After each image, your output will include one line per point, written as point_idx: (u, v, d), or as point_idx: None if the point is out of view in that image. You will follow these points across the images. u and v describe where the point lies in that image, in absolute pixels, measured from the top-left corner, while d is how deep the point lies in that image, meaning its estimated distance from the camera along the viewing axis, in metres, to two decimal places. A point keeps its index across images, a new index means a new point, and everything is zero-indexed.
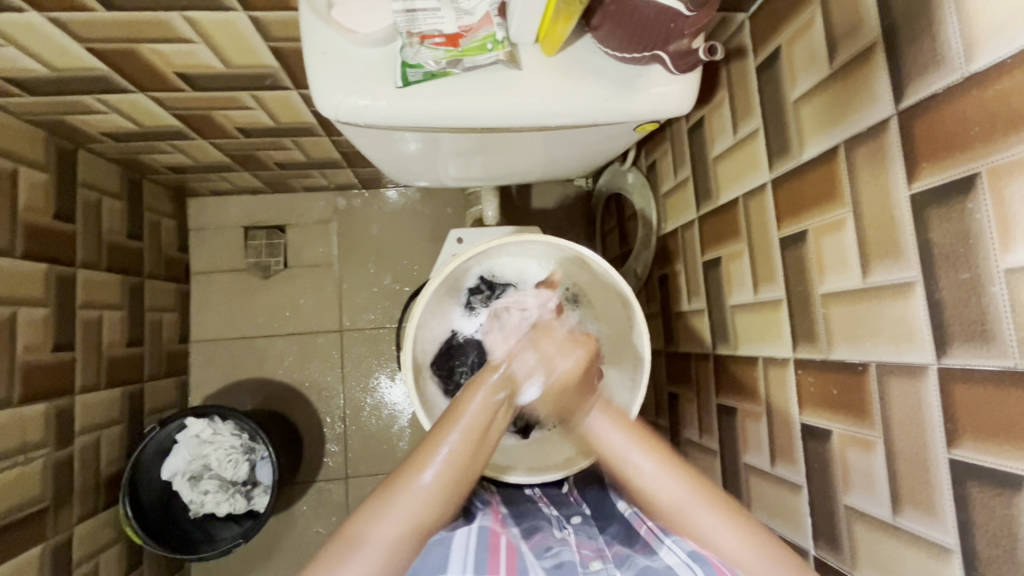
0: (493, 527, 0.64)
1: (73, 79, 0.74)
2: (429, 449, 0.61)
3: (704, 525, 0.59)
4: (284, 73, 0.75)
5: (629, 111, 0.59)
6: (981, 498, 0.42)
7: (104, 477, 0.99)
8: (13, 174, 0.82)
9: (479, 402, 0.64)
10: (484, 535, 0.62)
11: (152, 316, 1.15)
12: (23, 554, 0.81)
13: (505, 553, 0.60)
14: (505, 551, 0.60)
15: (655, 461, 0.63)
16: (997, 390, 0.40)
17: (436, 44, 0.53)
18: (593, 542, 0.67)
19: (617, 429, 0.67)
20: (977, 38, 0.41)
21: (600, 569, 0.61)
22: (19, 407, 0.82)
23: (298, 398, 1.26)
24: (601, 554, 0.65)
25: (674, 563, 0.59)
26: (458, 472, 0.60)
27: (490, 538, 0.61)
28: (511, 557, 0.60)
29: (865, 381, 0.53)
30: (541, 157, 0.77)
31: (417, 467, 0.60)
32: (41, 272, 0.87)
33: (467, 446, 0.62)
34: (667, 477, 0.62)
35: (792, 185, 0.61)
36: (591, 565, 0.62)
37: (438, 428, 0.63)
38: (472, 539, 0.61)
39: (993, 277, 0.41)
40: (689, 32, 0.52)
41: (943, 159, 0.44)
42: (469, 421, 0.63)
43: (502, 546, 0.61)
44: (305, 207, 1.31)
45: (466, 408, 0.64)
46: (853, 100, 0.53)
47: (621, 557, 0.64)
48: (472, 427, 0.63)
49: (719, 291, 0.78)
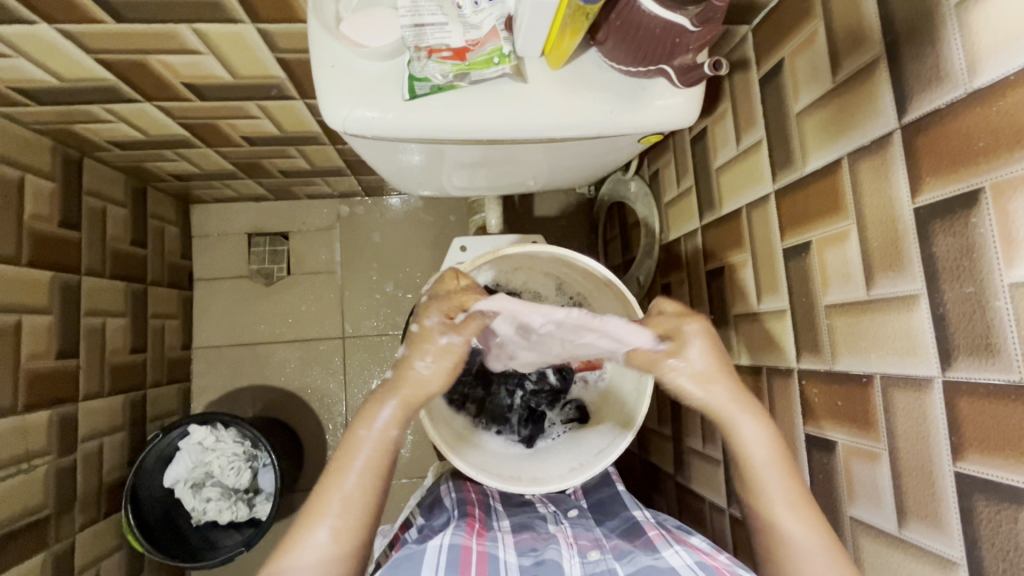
0: (465, 542, 0.59)
1: (81, 90, 0.75)
2: (323, 504, 0.57)
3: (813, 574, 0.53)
4: (291, 83, 0.76)
5: (634, 123, 0.59)
6: (987, 514, 0.42)
7: (106, 483, 0.99)
8: (19, 182, 0.83)
9: (369, 438, 0.60)
10: (455, 551, 0.57)
11: (156, 323, 1.15)
12: (25, 563, 0.81)
13: (478, 562, 0.57)
14: (478, 561, 0.56)
15: (800, 512, 0.56)
16: (1003, 404, 0.41)
17: (443, 58, 0.54)
18: (588, 533, 0.66)
19: (767, 449, 0.60)
20: (980, 55, 0.41)
21: (597, 558, 0.60)
22: (22, 415, 0.82)
23: (300, 405, 1.26)
24: (598, 544, 0.63)
25: (679, 566, 0.54)
26: (360, 514, 0.58)
27: (461, 552, 0.57)
28: (485, 566, 0.56)
29: (869, 393, 0.53)
30: (546, 168, 0.77)
31: (312, 523, 0.57)
32: (46, 280, 0.88)
33: (365, 487, 0.59)
34: (800, 524, 0.56)
35: (795, 197, 0.62)
36: (589, 556, 0.60)
37: (330, 470, 0.59)
38: (441, 556, 0.56)
39: (997, 292, 0.41)
40: (694, 46, 0.53)
41: (946, 175, 0.44)
42: (365, 460, 0.59)
43: (474, 558, 0.57)
44: (308, 214, 1.31)
45: (364, 438, 0.60)
46: (857, 113, 0.53)
47: (621, 550, 0.61)
48: (372, 462, 0.60)
49: (723, 301, 0.78)
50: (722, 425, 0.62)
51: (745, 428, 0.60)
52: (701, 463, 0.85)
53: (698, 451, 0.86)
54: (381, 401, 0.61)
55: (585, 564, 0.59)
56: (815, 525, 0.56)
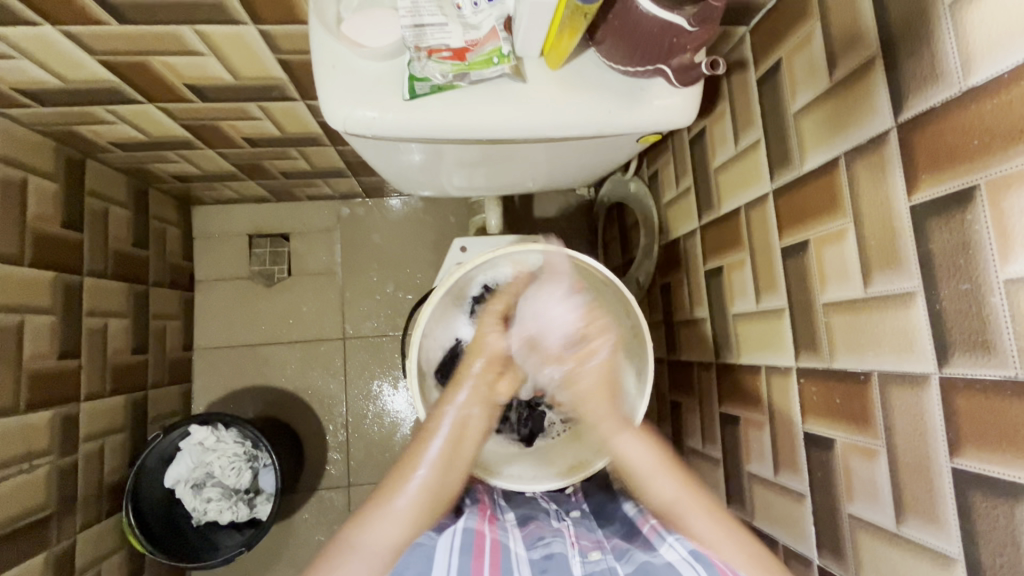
0: (478, 528, 0.63)
1: (84, 91, 0.75)
2: (404, 475, 0.60)
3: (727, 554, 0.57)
4: (292, 84, 0.76)
5: (632, 122, 0.59)
6: (984, 508, 0.43)
7: (108, 483, 0.99)
8: (22, 183, 0.83)
9: (448, 424, 0.63)
10: (469, 536, 0.61)
11: (157, 324, 1.16)
12: (26, 562, 0.81)
13: (491, 551, 0.60)
14: (490, 549, 0.60)
15: (678, 483, 0.63)
16: (999, 400, 0.41)
17: (443, 58, 0.54)
18: (591, 534, 0.68)
19: (650, 456, 0.65)
20: (974, 53, 0.42)
21: (598, 558, 0.62)
22: (24, 415, 0.82)
23: (301, 405, 1.26)
24: (599, 545, 0.65)
25: (676, 561, 0.57)
26: (436, 493, 0.61)
27: (475, 539, 0.61)
28: (497, 553, 0.60)
29: (867, 390, 0.53)
30: (545, 167, 0.78)
31: (394, 491, 0.60)
32: (48, 281, 0.88)
33: (444, 470, 0.62)
34: (676, 488, 0.63)
35: (794, 196, 0.62)
36: (590, 556, 0.62)
37: (410, 453, 0.62)
38: (455, 540, 0.60)
39: (992, 288, 0.41)
40: (692, 47, 0.53)
41: (941, 173, 0.45)
42: (444, 441, 0.63)
43: (487, 545, 0.60)
44: (309, 215, 1.31)
45: (442, 421, 0.64)
46: (853, 111, 0.54)
47: (620, 549, 0.64)
48: (452, 447, 0.63)
49: (721, 300, 0.79)
50: (613, 441, 0.66)
51: (624, 443, 0.66)
52: (701, 462, 0.85)
53: (698, 451, 0.86)
54: (457, 386, 0.66)
55: (586, 564, 0.61)
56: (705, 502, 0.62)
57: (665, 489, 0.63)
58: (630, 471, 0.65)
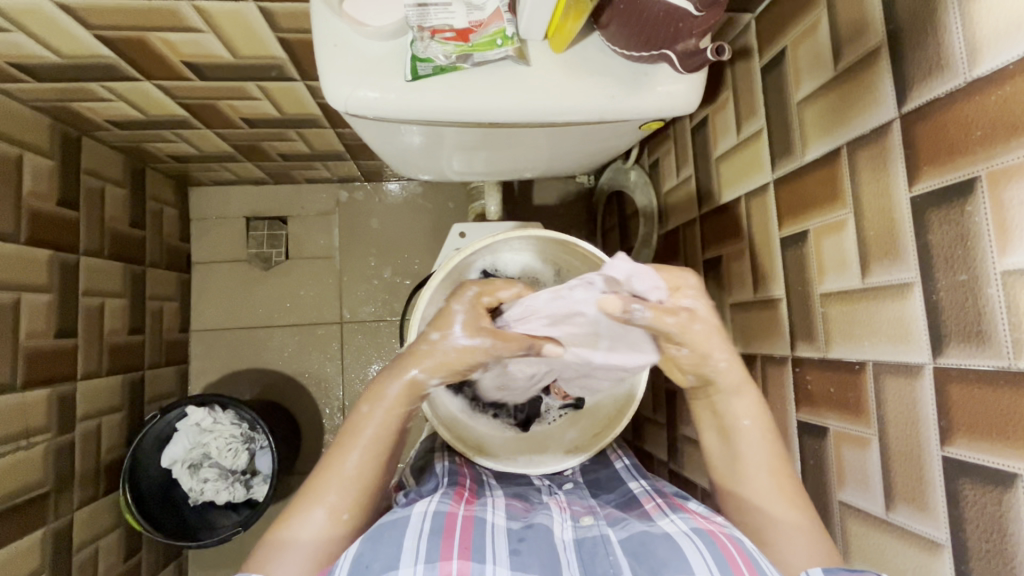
0: (451, 509, 0.57)
1: (81, 67, 0.74)
2: (328, 474, 0.59)
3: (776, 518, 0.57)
4: (292, 64, 0.76)
5: (635, 108, 0.59)
6: (973, 496, 0.43)
7: (104, 462, 1.00)
8: (17, 160, 0.83)
9: (377, 416, 0.60)
10: (440, 519, 0.54)
11: (153, 305, 1.15)
12: (24, 538, 0.81)
13: (464, 527, 0.54)
14: (461, 528, 0.54)
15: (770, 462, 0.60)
16: (992, 390, 0.41)
17: (446, 39, 0.54)
18: (583, 501, 0.67)
19: (757, 428, 0.61)
20: (980, 44, 0.42)
21: (590, 524, 0.59)
22: (21, 392, 0.82)
23: (297, 389, 1.26)
24: (591, 511, 0.63)
25: (675, 532, 0.54)
26: (363, 491, 0.59)
27: (446, 519, 0.55)
28: (469, 532, 0.54)
29: (862, 379, 0.54)
30: (546, 152, 0.77)
31: (316, 495, 0.58)
32: (44, 258, 0.88)
33: (370, 467, 0.60)
34: (773, 483, 0.59)
35: (794, 186, 0.62)
36: (582, 521, 0.60)
37: (338, 446, 0.60)
38: (425, 523, 0.53)
39: (990, 279, 0.42)
40: (697, 32, 0.52)
41: (943, 163, 0.45)
42: (370, 438, 0.60)
43: (458, 524, 0.54)
44: (306, 198, 1.31)
45: (371, 413, 0.60)
46: (857, 100, 0.53)
47: (614, 518, 0.62)
48: (378, 439, 0.60)
49: (720, 289, 0.79)
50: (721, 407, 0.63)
51: (740, 405, 0.62)
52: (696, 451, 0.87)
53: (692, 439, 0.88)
54: (395, 374, 0.60)
55: (577, 528, 0.59)
56: (783, 484, 0.59)
57: (757, 467, 0.60)
58: (734, 441, 0.63)
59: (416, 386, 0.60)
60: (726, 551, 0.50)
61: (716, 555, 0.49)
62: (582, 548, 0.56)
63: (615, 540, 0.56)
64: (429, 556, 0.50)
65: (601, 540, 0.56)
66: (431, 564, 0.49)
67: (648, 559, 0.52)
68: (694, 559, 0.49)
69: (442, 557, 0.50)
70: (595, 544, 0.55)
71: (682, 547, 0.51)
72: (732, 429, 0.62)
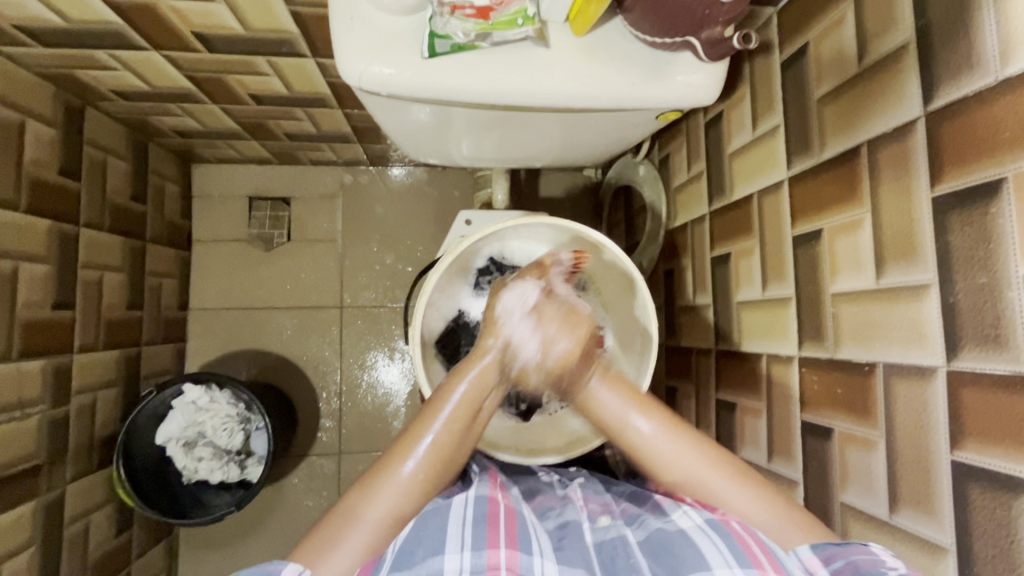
0: (492, 496, 0.57)
1: (89, 33, 0.73)
2: (411, 440, 0.59)
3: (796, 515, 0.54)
4: (304, 40, 0.74)
5: (654, 97, 0.58)
6: (982, 501, 0.43)
7: (98, 436, 0.99)
8: (19, 126, 0.81)
9: (464, 391, 0.61)
10: (483, 506, 0.54)
11: (152, 281, 1.14)
12: (16, 509, 0.80)
13: (506, 517, 0.54)
14: (505, 518, 0.53)
15: (655, 423, 0.62)
16: (1007, 395, 0.41)
17: (467, 16, 0.52)
18: (599, 496, 0.64)
19: (620, 399, 0.64)
20: (1014, 43, 0.41)
21: (607, 525, 0.58)
22: (17, 362, 0.81)
23: (294, 371, 1.26)
24: (609, 509, 0.61)
25: (689, 528, 0.53)
26: (442, 461, 0.59)
27: (488, 507, 0.55)
28: (512, 521, 0.53)
29: (871, 381, 0.53)
30: (559, 140, 0.76)
31: (400, 458, 0.58)
32: (44, 228, 0.86)
33: (455, 429, 0.60)
34: (683, 450, 0.60)
35: (810, 184, 0.61)
36: (599, 522, 0.58)
37: (418, 422, 0.61)
38: (468, 510, 0.54)
39: (1011, 282, 0.41)
40: (723, 19, 0.51)
41: (967, 164, 0.44)
42: (454, 409, 0.61)
43: (502, 511, 0.54)
44: (311, 180, 1.29)
45: (455, 391, 0.62)
46: (881, 98, 0.53)
47: (631, 514, 0.60)
48: (459, 409, 0.61)
49: (727, 287, 0.78)
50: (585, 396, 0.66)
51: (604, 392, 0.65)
52: None
53: None
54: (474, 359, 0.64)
55: (595, 530, 0.57)
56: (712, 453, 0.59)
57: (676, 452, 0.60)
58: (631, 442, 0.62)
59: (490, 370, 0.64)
60: (745, 546, 0.49)
61: (731, 546, 0.49)
62: (602, 550, 0.54)
63: (634, 540, 0.54)
64: (475, 545, 0.50)
65: (620, 542, 0.54)
66: (478, 551, 0.49)
67: (666, 558, 0.50)
68: (711, 553, 0.49)
69: (489, 545, 0.50)
70: (615, 546, 0.54)
71: (699, 543, 0.50)
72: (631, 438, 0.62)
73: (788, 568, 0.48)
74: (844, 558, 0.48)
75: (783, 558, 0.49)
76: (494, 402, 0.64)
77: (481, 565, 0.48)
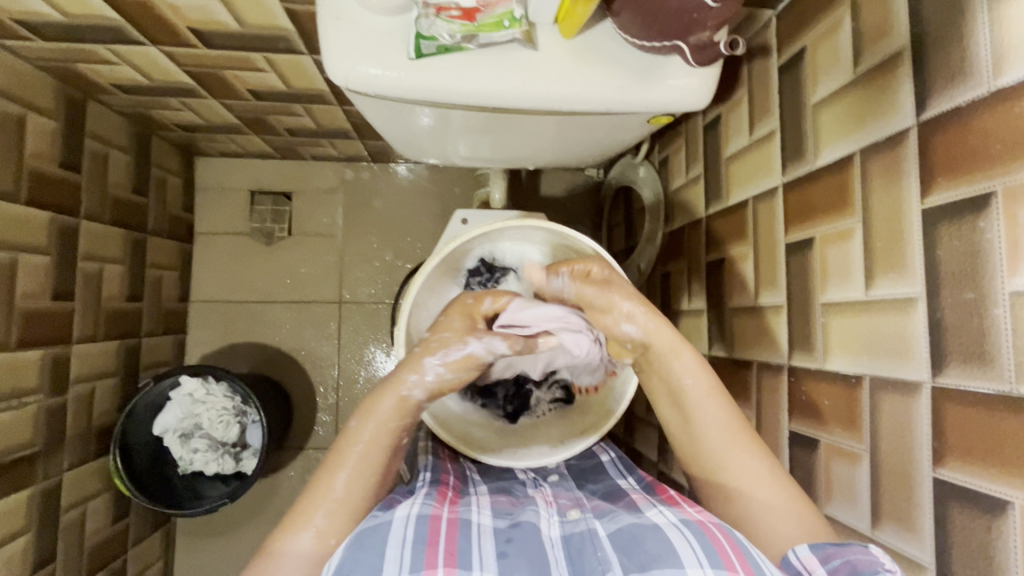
0: (434, 512, 0.55)
1: (87, 28, 0.73)
2: (317, 499, 0.56)
3: (784, 528, 0.54)
4: (300, 36, 0.74)
5: (644, 101, 0.58)
6: (961, 520, 0.42)
7: (96, 426, 1.00)
8: (20, 119, 0.82)
9: (371, 435, 0.59)
10: (423, 524, 0.52)
11: (153, 273, 1.15)
12: (11, 497, 0.81)
13: (448, 532, 0.52)
14: (446, 535, 0.52)
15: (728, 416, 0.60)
16: (988, 413, 0.40)
17: (452, 17, 0.51)
18: (570, 494, 0.66)
19: (698, 380, 0.62)
20: (1007, 53, 0.40)
21: (576, 519, 0.58)
22: (15, 351, 0.82)
23: (292, 365, 1.26)
24: (579, 504, 0.62)
25: (663, 523, 0.53)
26: (352, 515, 0.57)
27: (429, 525, 0.53)
28: (453, 537, 0.52)
29: (857, 394, 0.52)
30: (554, 142, 0.75)
31: (301, 524, 0.55)
32: (44, 220, 0.87)
33: (363, 485, 0.58)
34: (749, 458, 0.58)
35: (804, 192, 0.60)
36: (569, 515, 0.59)
37: (325, 472, 0.58)
38: (408, 530, 0.51)
39: (996, 300, 0.40)
40: (713, 24, 0.51)
41: (958, 176, 0.43)
42: (361, 457, 0.58)
43: (443, 529, 0.52)
44: (312, 175, 1.30)
45: (355, 441, 0.59)
46: (874, 107, 0.52)
47: (602, 510, 0.60)
48: (373, 443, 0.59)
49: (721, 293, 0.77)
50: (656, 363, 0.63)
51: (683, 365, 0.62)
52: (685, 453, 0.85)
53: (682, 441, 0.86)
54: (381, 395, 0.61)
55: (564, 524, 0.58)
56: (758, 455, 0.57)
57: (712, 420, 0.60)
58: (683, 395, 0.62)
59: (406, 406, 0.61)
60: (714, 540, 0.49)
61: (704, 544, 0.48)
62: (569, 544, 0.55)
63: (603, 535, 0.54)
64: (413, 565, 0.47)
65: (588, 536, 0.54)
66: (416, 572, 0.47)
67: (637, 553, 0.50)
68: (683, 549, 0.48)
69: (427, 565, 0.47)
70: (582, 541, 0.54)
71: (671, 539, 0.50)
72: (677, 389, 0.62)
73: (760, 568, 0.46)
74: (840, 556, 0.46)
75: (760, 560, 0.47)
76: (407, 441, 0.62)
77: None
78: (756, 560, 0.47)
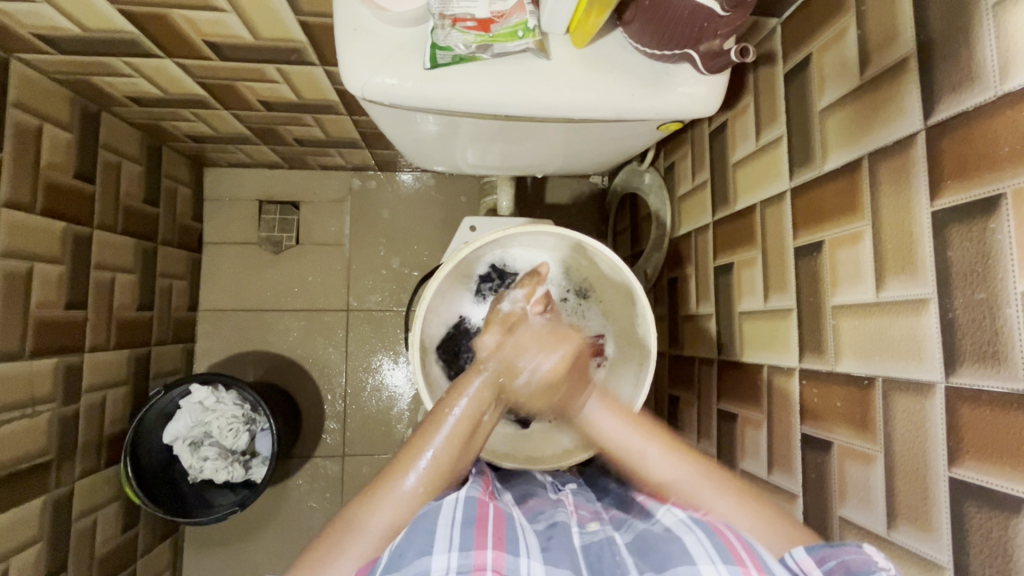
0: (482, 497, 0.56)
1: (104, 41, 0.75)
2: (415, 451, 0.61)
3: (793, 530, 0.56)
4: (313, 48, 0.76)
5: (654, 108, 0.59)
6: (979, 520, 0.43)
7: (108, 434, 1.00)
8: (36, 131, 0.83)
9: (463, 406, 0.65)
10: (472, 507, 0.54)
11: (163, 282, 1.16)
12: (25, 505, 0.82)
13: (494, 518, 0.53)
14: (494, 520, 0.53)
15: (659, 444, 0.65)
16: (1003, 412, 0.41)
17: (468, 28, 0.53)
18: (590, 505, 0.65)
19: (617, 421, 0.69)
20: (1013, 57, 0.41)
21: (595, 529, 0.58)
22: (29, 360, 0.83)
23: (300, 373, 1.27)
24: (597, 517, 0.62)
25: (674, 523, 0.54)
26: (442, 473, 0.61)
27: (478, 508, 0.54)
28: (501, 523, 0.53)
29: (870, 396, 0.53)
30: (562, 150, 0.77)
31: (401, 471, 0.60)
32: (59, 230, 0.88)
33: (452, 446, 0.62)
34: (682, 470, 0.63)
35: (812, 196, 0.61)
36: (588, 526, 0.59)
37: (422, 434, 0.63)
38: (457, 512, 0.53)
39: (1009, 298, 0.41)
40: (723, 33, 0.52)
41: (968, 178, 0.44)
42: (455, 423, 0.63)
43: (492, 513, 0.53)
44: (319, 184, 1.31)
45: (444, 422, 0.63)
46: (882, 113, 0.52)
47: (618, 520, 0.61)
48: (458, 427, 0.63)
49: (730, 298, 0.78)
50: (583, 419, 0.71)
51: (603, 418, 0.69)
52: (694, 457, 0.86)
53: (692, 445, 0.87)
54: (467, 381, 0.67)
55: (583, 534, 0.57)
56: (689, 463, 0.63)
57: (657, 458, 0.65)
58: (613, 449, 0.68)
59: (484, 398, 0.66)
60: (726, 540, 0.49)
61: (716, 543, 0.48)
62: (589, 551, 0.54)
63: (621, 542, 0.55)
64: (462, 545, 0.49)
65: (607, 543, 0.55)
66: (465, 552, 0.49)
67: (655, 557, 0.50)
68: (695, 548, 0.48)
69: (477, 545, 0.49)
70: (601, 548, 0.54)
71: (684, 539, 0.50)
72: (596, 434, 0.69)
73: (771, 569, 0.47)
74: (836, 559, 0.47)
75: (770, 562, 0.48)
76: (492, 418, 0.67)
77: (468, 565, 0.48)
78: (763, 556, 0.48)
